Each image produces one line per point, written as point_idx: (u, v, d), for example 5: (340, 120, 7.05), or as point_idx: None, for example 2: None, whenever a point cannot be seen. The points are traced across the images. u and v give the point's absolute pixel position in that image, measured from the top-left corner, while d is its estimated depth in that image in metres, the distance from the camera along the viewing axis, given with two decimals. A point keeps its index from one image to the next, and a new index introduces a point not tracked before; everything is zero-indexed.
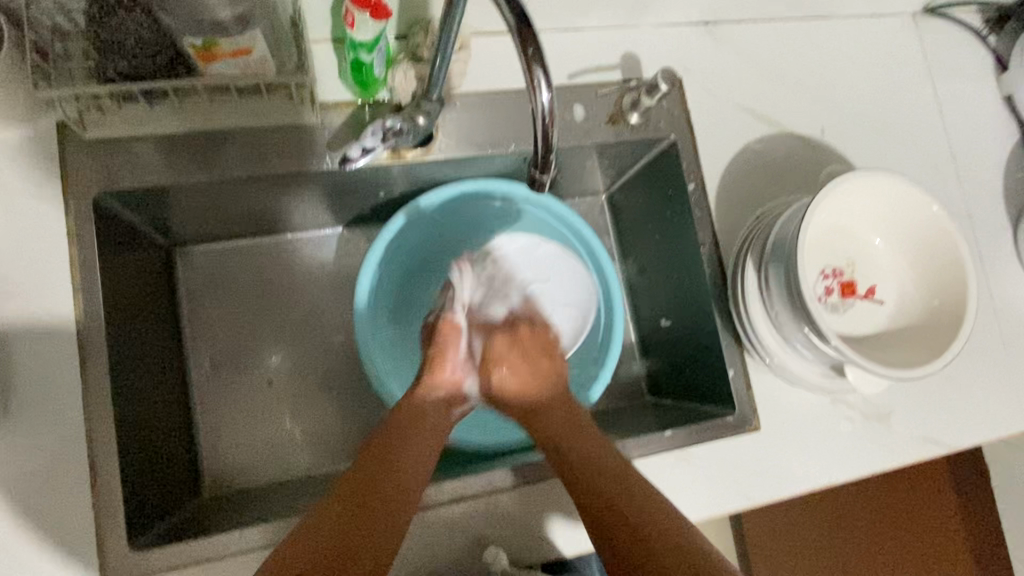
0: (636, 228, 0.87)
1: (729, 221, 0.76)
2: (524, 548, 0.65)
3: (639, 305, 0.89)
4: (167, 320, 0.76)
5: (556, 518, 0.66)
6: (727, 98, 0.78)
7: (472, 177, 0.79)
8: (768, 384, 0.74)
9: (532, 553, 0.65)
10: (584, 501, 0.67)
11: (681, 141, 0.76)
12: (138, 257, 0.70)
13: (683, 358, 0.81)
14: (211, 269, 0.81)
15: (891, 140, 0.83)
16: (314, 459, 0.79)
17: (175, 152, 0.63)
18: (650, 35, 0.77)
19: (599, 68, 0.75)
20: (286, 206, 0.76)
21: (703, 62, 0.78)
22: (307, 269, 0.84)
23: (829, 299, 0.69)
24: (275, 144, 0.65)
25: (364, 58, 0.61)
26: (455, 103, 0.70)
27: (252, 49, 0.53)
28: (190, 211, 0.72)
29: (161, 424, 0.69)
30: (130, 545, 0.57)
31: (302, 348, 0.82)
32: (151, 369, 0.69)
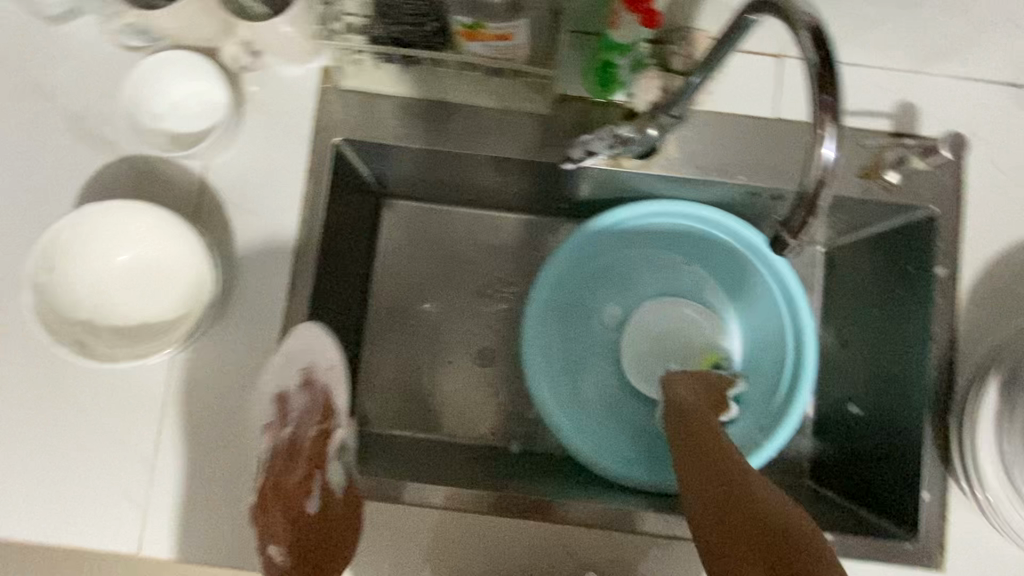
0: (848, 295, 0.77)
1: (976, 323, 0.64)
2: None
3: (825, 378, 0.79)
4: (363, 263, 0.81)
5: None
6: (1016, 179, 0.65)
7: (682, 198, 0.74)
8: (968, 524, 0.62)
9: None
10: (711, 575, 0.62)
11: (942, 215, 0.64)
12: (355, 201, 0.75)
13: (865, 455, 0.71)
14: (409, 225, 0.85)
15: None
16: (452, 430, 0.81)
17: (413, 115, 0.66)
18: (938, 86, 0.66)
19: (866, 112, 0.65)
20: (494, 187, 0.78)
21: (997, 130, 0.65)
22: (492, 248, 0.85)
23: None
24: (504, 127, 0.65)
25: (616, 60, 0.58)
26: (692, 121, 0.66)
27: (511, 36, 0.52)
28: (408, 170, 0.75)
29: (336, 356, 0.74)
30: (289, 461, 0.62)
31: (471, 320, 0.84)
32: (341, 305, 0.74)
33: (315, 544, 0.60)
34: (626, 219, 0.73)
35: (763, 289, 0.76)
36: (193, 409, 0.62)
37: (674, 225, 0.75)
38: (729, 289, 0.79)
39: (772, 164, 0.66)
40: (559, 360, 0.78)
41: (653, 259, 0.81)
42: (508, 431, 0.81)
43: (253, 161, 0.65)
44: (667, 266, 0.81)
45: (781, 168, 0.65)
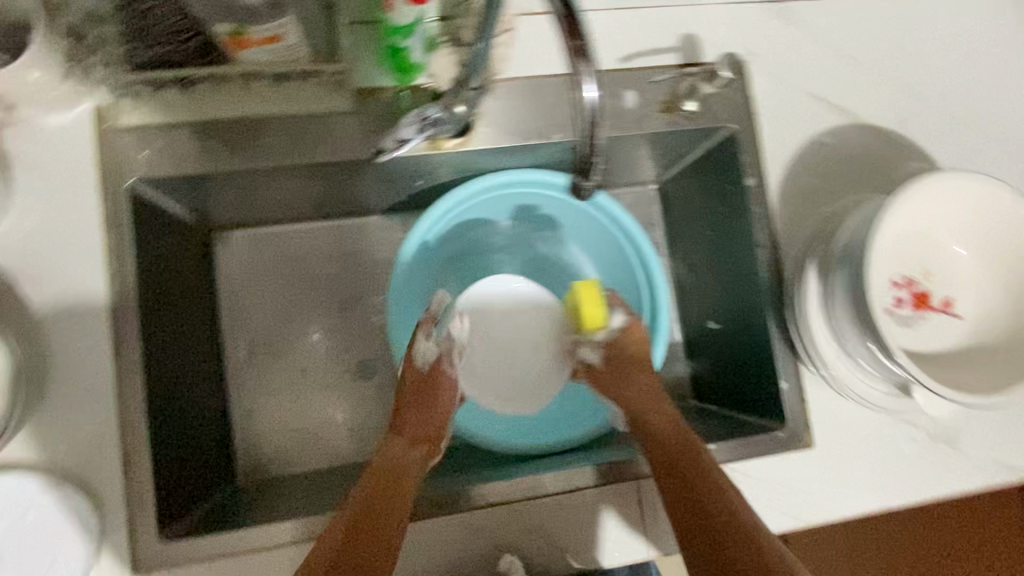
0: (688, 222, 0.82)
1: (792, 220, 0.70)
2: (550, 560, 0.63)
3: (687, 303, 0.84)
4: (206, 307, 0.76)
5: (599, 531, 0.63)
6: (797, 84, 0.71)
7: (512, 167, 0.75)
8: (825, 399, 0.68)
9: (561, 566, 0.63)
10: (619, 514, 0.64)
11: (742, 132, 0.70)
12: (177, 245, 0.70)
13: (732, 364, 0.76)
14: (249, 255, 0.81)
15: (981, 131, 0.74)
16: (347, 450, 0.78)
17: (210, 139, 0.61)
18: (713, 13, 0.70)
19: (655, 50, 0.69)
20: (324, 194, 0.75)
21: (771, 44, 0.71)
22: (344, 258, 0.82)
23: (899, 312, 0.62)
24: (311, 133, 0.62)
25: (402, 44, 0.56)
26: (499, 89, 0.66)
27: (284, 36, 0.49)
28: (227, 198, 0.71)
29: (196, 411, 0.69)
30: (160, 535, 0.57)
31: (340, 337, 0.81)
32: (186, 357, 0.69)
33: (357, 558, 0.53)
34: (464, 198, 0.73)
35: (609, 237, 0.78)
36: (35, 514, 0.55)
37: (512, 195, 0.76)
38: (581, 243, 0.81)
39: (584, 116, 0.68)
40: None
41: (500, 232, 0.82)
42: None
43: (37, 226, 0.58)
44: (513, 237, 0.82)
45: (593, 118, 0.68)
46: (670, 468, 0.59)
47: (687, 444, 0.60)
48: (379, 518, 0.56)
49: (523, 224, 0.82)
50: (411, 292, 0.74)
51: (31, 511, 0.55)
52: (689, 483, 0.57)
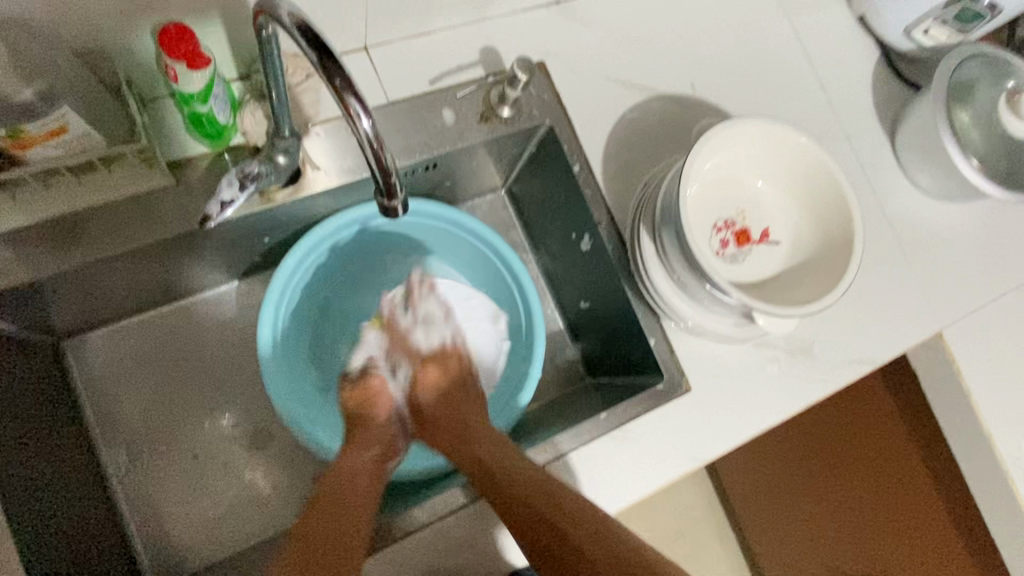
0: (539, 217, 0.87)
1: (621, 195, 0.76)
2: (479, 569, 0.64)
3: (558, 291, 0.89)
4: (69, 420, 0.71)
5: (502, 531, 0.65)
6: (594, 73, 0.78)
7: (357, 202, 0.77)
8: (690, 345, 0.74)
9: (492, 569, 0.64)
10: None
11: (557, 125, 0.75)
12: (19, 364, 0.66)
13: (609, 336, 0.81)
14: (108, 355, 0.77)
15: (760, 81, 0.84)
16: (262, 523, 0.76)
17: (25, 247, 0.59)
18: (505, 26, 0.76)
19: (459, 67, 0.73)
20: (171, 273, 0.73)
21: (562, 42, 0.78)
22: (212, 333, 0.80)
23: (727, 251, 0.70)
24: (135, 216, 0.61)
25: (203, 109, 0.57)
26: (318, 133, 0.68)
27: (67, 127, 0.49)
28: (65, 301, 0.68)
29: (80, 532, 0.65)
30: None
31: (226, 413, 0.78)
32: (55, 478, 0.64)
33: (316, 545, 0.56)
34: (315, 244, 0.73)
35: (467, 246, 0.81)
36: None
37: (362, 230, 0.77)
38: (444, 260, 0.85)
39: (408, 142, 0.71)
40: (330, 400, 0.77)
41: (363, 279, 0.83)
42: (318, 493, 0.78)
43: None
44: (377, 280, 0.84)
45: (417, 141, 0.71)
46: (504, 490, 0.60)
47: (516, 466, 0.62)
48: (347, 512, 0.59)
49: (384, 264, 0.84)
50: (287, 349, 0.74)
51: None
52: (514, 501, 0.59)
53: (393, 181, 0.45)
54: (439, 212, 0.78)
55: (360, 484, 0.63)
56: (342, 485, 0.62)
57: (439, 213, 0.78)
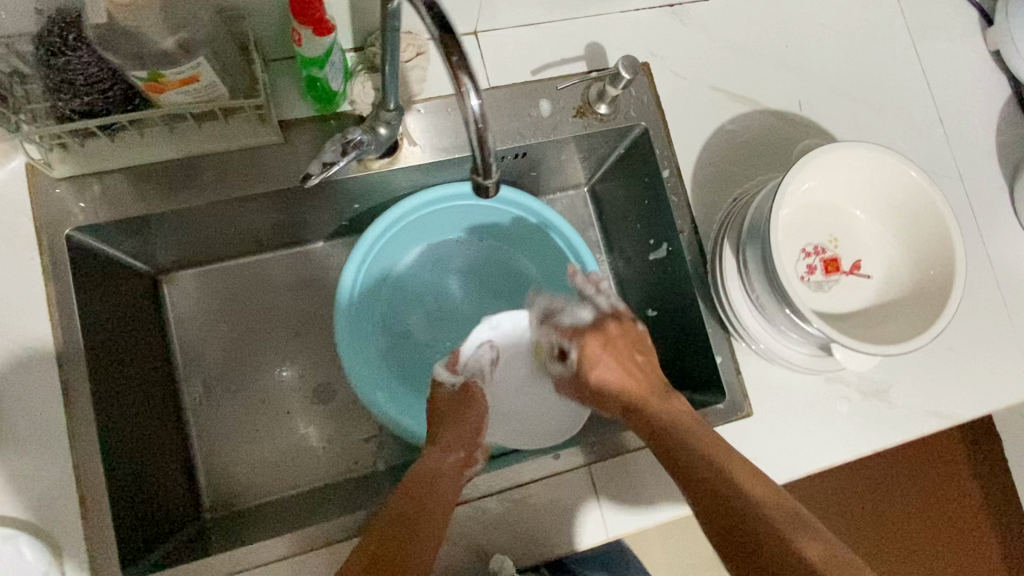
0: (619, 218, 0.86)
1: (707, 206, 0.75)
2: (513, 556, 0.65)
3: (628, 296, 0.88)
4: (158, 348, 0.77)
5: (592, 502, 0.67)
6: (699, 79, 0.77)
7: (444, 182, 0.79)
8: (758, 369, 0.72)
9: (524, 558, 0.65)
10: (575, 499, 0.66)
11: (652, 129, 0.75)
12: (122, 289, 0.71)
13: (673, 347, 0.80)
14: (199, 293, 0.82)
15: (872, 108, 0.80)
16: (313, 475, 0.80)
17: (143, 184, 0.63)
18: (613, 23, 0.76)
19: (563, 60, 0.74)
20: (265, 224, 0.77)
21: (670, 45, 0.77)
22: (295, 287, 0.85)
23: (812, 278, 0.67)
24: (240, 169, 0.65)
25: (318, 73, 0.60)
26: (419, 109, 0.70)
27: (199, 76, 0.52)
28: (169, 237, 0.73)
29: (153, 453, 0.70)
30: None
31: (295, 364, 0.83)
32: (139, 399, 0.70)
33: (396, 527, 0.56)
34: (399, 217, 0.75)
35: (545, 240, 0.82)
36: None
37: (444, 210, 0.79)
38: (513, 243, 0.85)
39: (502, 129, 0.72)
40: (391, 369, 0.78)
41: (432, 257, 0.84)
42: (368, 453, 0.81)
43: None
44: (444, 261, 0.84)
45: (511, 129, 0.72)
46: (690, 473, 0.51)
47: (693, 434, 0.54)
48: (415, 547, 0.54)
49: (453, 244, 0.84)
50: (359, 317, 0.75)
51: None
52: (688, 467, 0.52)
53: (489, 161, 0.45)
54: (522, 200, 0.78)
55: (439, 485, 0.61)
56: (420, 485, 0.60)
57: (522, 202, 0.78)
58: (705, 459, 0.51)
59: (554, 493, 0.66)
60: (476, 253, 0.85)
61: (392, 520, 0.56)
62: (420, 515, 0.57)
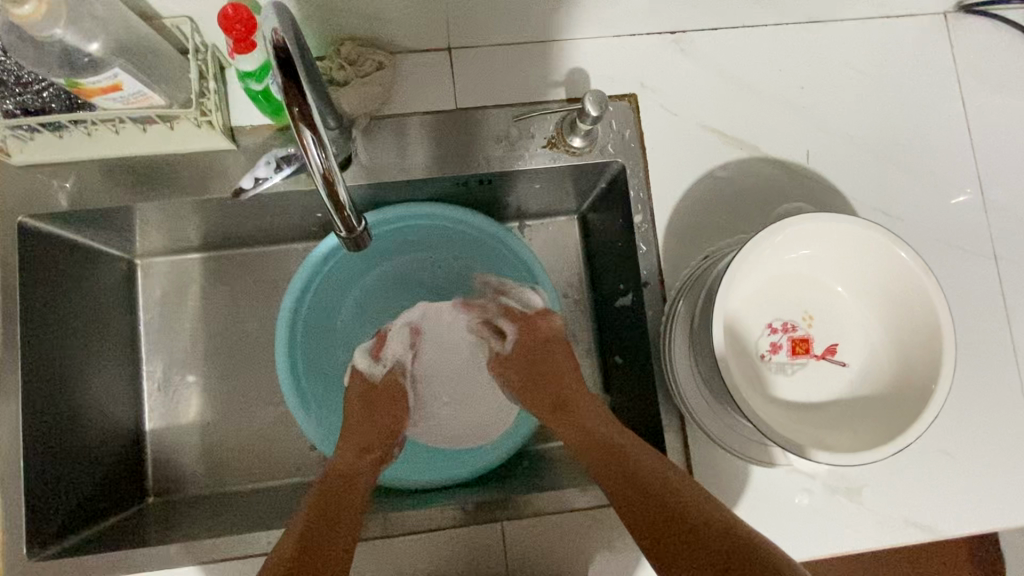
0: (600, 254, 0.81)
1: (679, 259, 0.68)
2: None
3: (601, 337, 0.82)
4: (122, 331, 0.79)
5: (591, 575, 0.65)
6: (691, 118, 0.69)
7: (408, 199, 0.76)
8: (708, 445, 0.65)
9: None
10: (478, 566, 0.64)
11: (629, 168, 0.68)
12: (87, 273, 0.73)
13: (631, 401, 0.74)
14: (172, 280, 0.84)
15: (894, 165, 0.70)
16: (253, 473, 0.79)
17: (97, 178, 0.65)
18: (602, 48, 0.70)
19: (539, 85, 0.69)
20: (232, 224, 0.78)
21: (664, 77, 0.70)
22: (263, 286, 0.84)
23: (774, 357, 0.60)
24: (191, 173, 0.66)
25: (258, 87, 0.59)
26: (379, 126, 0.67)
27: (121, 84, 0.52)
28: (133, 228, 0.74)
29: (94, 434, 0.72)
30: (29, 554, 0.61)
31: (253, 362, 0.82)
32: (87, 379, 0.72)
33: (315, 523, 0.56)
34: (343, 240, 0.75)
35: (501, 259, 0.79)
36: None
37: (396, 231, 0.77)
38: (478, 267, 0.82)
39: (463, 154, 0.68)
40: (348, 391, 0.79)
41: (394, 270, 0.82)
42: (310, 462, 0.80)
43: None
44: (407, 275, 0.83)
45: (473, 155, 0.68)
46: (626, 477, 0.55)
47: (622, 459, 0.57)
48: (338, 540, 0.55)
49: (418, 260, 0.82)
50: (307, 347, 0.77)
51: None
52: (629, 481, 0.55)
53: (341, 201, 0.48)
54: (469, 217, 0.76)
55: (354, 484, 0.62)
56: (334, 486, 0.61)
57: (467, 219, 0.76)
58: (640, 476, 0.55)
59: (468, 555, 0.64)
60: (440, 272, 0.83)
61: (307, 518, 0.57)
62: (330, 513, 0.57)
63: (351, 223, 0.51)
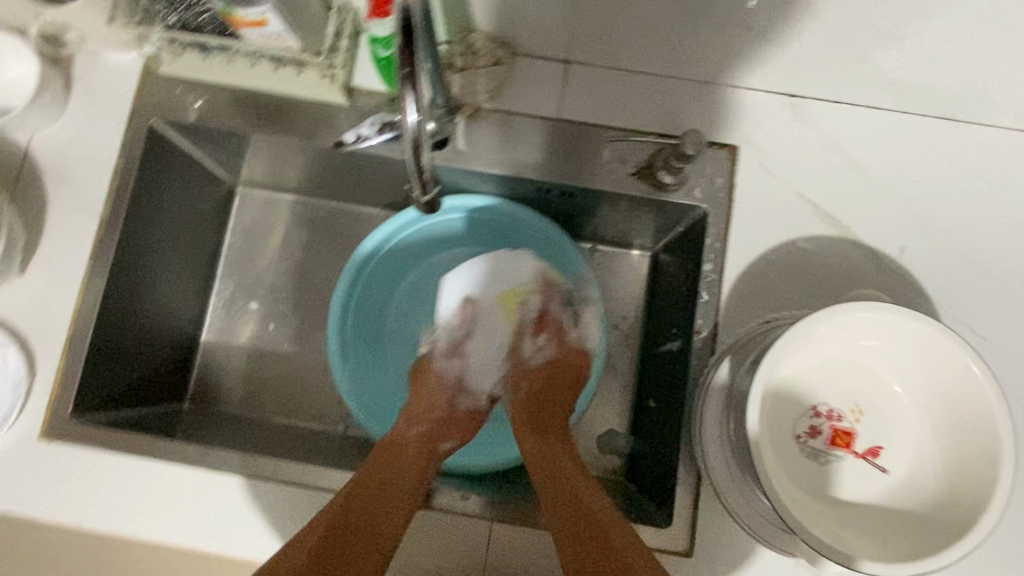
0: (662, 296, 0.80)
1: (739, 317, 0.66)
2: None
3: (641, 377, 0.81)
4: (207, 245, 0.85)
5: None
6: (787, 182, 0.68)
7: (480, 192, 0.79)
8: (720, 512, 0.62)
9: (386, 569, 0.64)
10: (461, 565, 0.63)
11: (712, 215, 0.68)
12: (194, 186, 0.80)
13: (654, 446, 0.73)
14: (261, 213, 0.90)
15: (994, 284, 0.66)
16: (279, 406, 0.83)
17: (224, 103, 0.72)
18: (717, 95, 0.70)
19: (644, 114, 0.70)
20: (328, 176, 0.83)
21: (771, 136, 0.69)
22: (338, 240, 0.89)
23: (811, 442, 0.57)
24: (304, 119, 0.71)
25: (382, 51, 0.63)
26: (483, 118, 0.70)
27: (267, 21, 0.57)
28: (242, 156, 0.80)
29: (155, 328, 0.78)
30: (70, 413, 0.65)
31: (311, 307, 0.87)
32: (165, 278, 0.78)
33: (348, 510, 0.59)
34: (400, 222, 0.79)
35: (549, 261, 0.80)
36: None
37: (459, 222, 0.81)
38: None
39: (555, 161, 0.70)
40: (391, 373, 0.83)
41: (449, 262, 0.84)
42: (333, 413, 0.83)
43: (73, 135, 0.70)
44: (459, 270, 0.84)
45: (563, 165, 0.70)
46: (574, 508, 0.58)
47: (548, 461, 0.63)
48: (366, 538, 0.57)
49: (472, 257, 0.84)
50: (358, 322, 0.80)
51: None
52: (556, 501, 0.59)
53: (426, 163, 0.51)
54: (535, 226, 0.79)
55: (396, 472, 0.64)
56: (382, 467, 0.63)
57: (527, 218, 0.78)
58: (570, 503, 0.58)
59: (455, 551, 0.63)
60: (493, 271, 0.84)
61: (346, 496, 0.59)
62: (361, 509, 0.59)
63: (426, 183, 0.53)
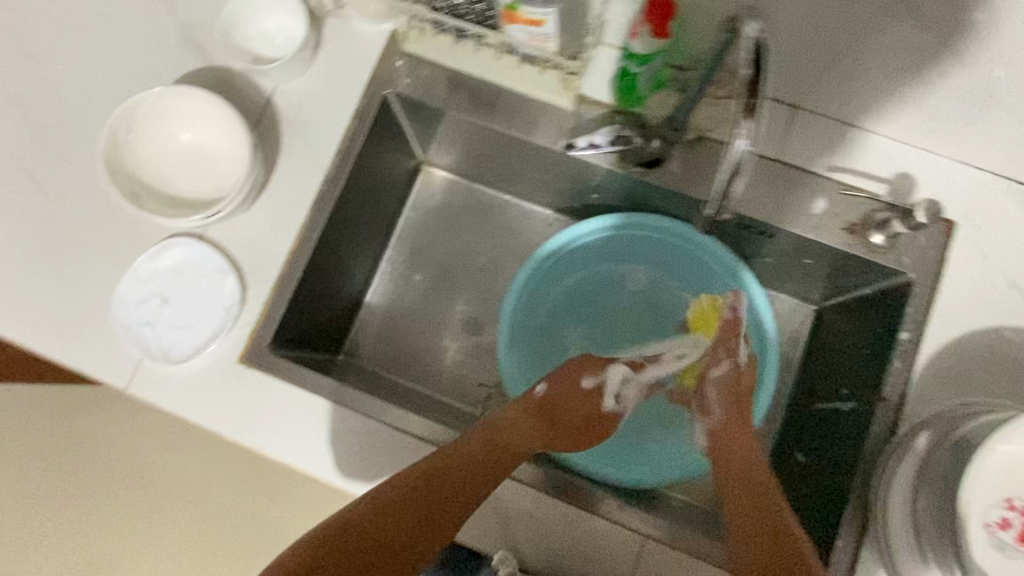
0: (828, 352, 0.80)
1: (930, 394, 0.65)
2: (514, 547, 0.67)
3: (787, 428, 0.81)
4: (389, 216, 0.90)
5: None
6: (1002, 269, 0.67)
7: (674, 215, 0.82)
8: None
9: (528, 559, 0.66)
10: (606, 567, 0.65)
11: (918, 286, 0.67)
12: (395, 158, 0.85)
13: (800, 500, 0.73)
14: (439, 193, 0.94)
15: None
16: (428, 375, 0.89)
17: (454, 86, 0.75)
18: (939, 166, 0.69)
19: (863, 173, 0.70)
20: (518, 172, 0.86)
21: (993, 220, 0.68)
22: (507, 233, 0.92)
23: (1002, 535, 0.53)
24: (527, 116, 0.74)
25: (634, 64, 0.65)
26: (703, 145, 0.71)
27: (542, 23, 0.60)
28: (445, 138, 0.84)
29: (337, 283, 0.82)
30: (269, 346, 0.69)
31: (470, 293, 0.91)
32: (356, 238, 0.83)
33: (441, 474, 0.57)
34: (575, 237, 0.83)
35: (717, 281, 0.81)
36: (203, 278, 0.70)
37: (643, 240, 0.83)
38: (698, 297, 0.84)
39: (765, 201, 0.70)
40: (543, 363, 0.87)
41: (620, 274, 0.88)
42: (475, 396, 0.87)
43: (315, 91, 0.74)
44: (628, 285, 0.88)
45: (773, 206, 0.70)
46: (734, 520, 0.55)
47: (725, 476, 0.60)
48: (455, 492, 0.57)
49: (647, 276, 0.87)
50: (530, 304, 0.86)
51: (200, 273, 0.70)
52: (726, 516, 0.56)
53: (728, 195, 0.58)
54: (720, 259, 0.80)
55: (505, 442, 0.62)
56: (497, 437, 0.62)
57: (715, 251, 0.79)
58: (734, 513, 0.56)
59: (598, 543, 0.65)
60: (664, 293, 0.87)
61: (451, 453, 0.59)
62: (461, 470, 0.58)
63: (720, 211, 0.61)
